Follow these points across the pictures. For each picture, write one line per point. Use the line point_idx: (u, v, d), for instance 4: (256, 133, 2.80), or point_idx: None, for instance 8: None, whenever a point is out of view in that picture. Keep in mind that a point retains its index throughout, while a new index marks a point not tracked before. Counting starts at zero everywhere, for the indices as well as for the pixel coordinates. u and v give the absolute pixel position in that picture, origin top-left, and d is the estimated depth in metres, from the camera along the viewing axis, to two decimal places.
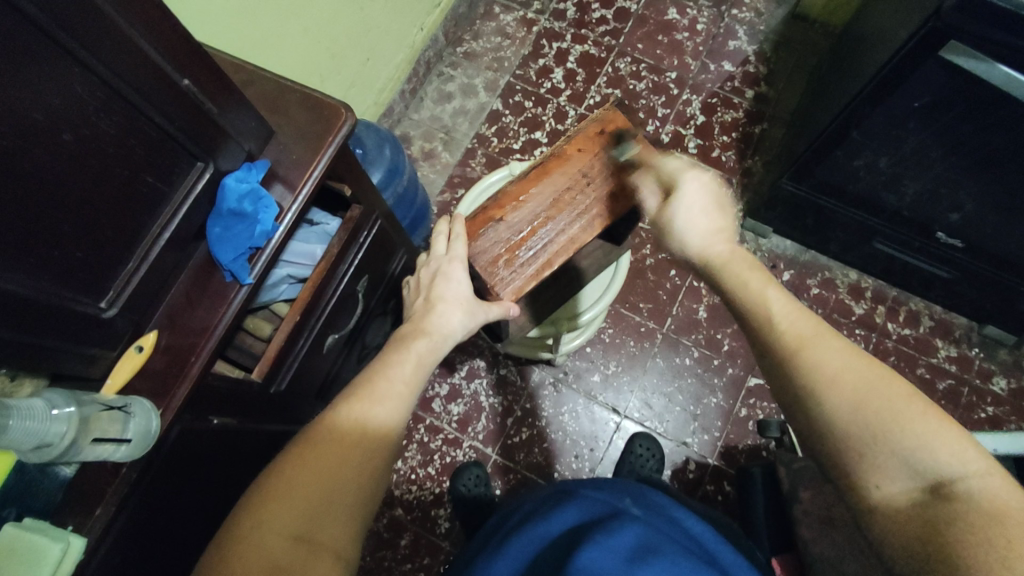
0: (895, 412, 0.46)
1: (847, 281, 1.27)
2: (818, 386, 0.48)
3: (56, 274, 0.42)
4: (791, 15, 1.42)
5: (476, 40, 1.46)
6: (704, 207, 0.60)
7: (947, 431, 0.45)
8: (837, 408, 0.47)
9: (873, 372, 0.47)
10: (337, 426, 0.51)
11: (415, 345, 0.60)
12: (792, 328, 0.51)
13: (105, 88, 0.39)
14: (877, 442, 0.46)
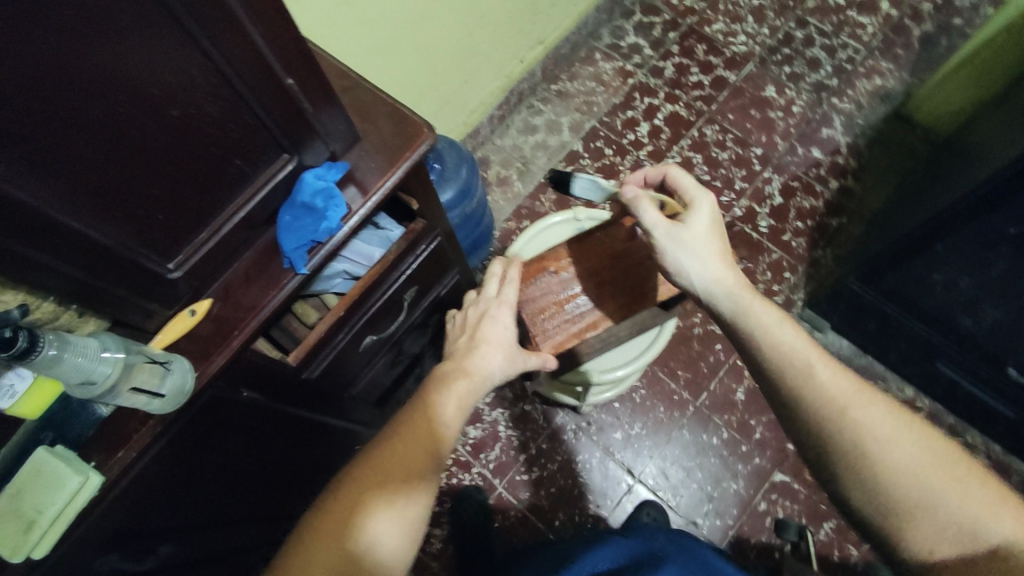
0: (947, 474, 0.51)
1: (901, 396, 1.21)
2: (868, 445, 0.53)
3: (135, 230, 0.45)
4: (894, 115, 1.38)
5: (571, 81, 1.49)
6: (709, 232, 0.64)
7: (985, 494, 0.50)
8: (889, 465, 0.52)
9: (916, 434, 0.53)
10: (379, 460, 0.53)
11: (456, 384, 0.60)
12: (835, 384, 0.56)
13: (218, 76, 0.43)
14: (930, 504, 0.50)
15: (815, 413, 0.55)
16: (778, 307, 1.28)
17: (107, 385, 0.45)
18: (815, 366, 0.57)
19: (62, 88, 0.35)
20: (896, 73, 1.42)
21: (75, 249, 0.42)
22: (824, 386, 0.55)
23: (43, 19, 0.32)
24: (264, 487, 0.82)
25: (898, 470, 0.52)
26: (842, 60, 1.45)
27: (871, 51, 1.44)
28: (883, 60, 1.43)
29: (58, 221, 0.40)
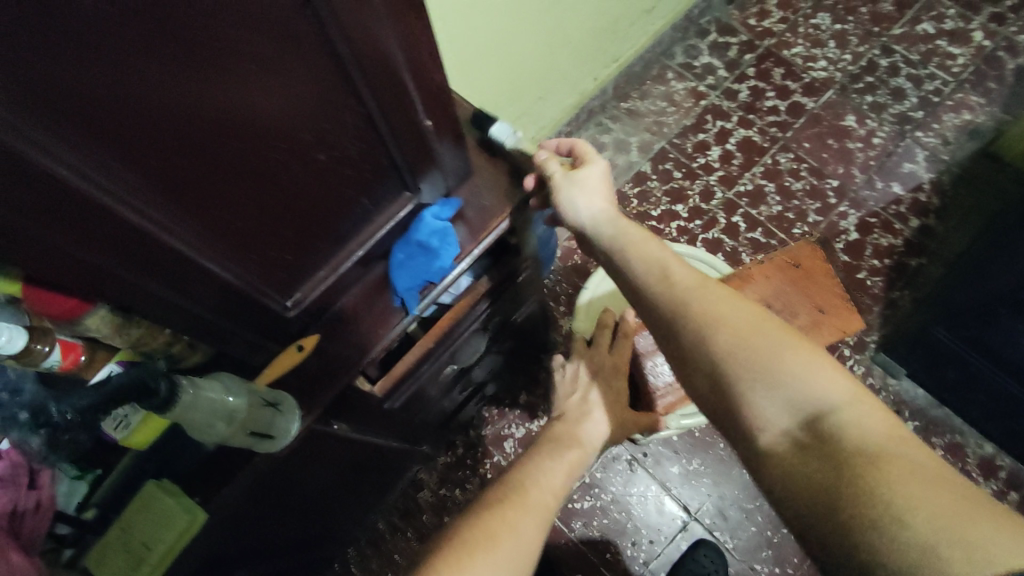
0: (741, 338, 0.49)
1: (979, 452, 1.15)
2: (712, 337, 0.50)
3: (261, 267, 0.45)
4: (983, 153, 1.32)
5: (642, 99, 1.46)
6: (602, 185, 0.59)
7: (807, 362, 0.48)
8: (718, 347, 0.49)
9: (805, 351, 0.48)
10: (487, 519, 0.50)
11: (570, 454, 0.61)
12: (682, 276, 0.53)
13: (365, 120, 0.42)
14: (749, 387, 0.48)
15: (707, 336, 0.50)
16: (850, 348, 1.23)
17: (231, 430, 0.45)
18: (668, 265, 0.54)
19: (222, 128, 0.34)
20: (986, 108, 1.35)
21: (206, 284, 0.42)
22: (670, 277, 0.53)
23: (222, 64, 0.32)
24: (332, 509, 0.81)
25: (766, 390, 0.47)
26: (928, 91, 1.38)
27: (960, 84, 1.38)
28: (973, 94, 1.37)
29: (190, 257, 0.39)
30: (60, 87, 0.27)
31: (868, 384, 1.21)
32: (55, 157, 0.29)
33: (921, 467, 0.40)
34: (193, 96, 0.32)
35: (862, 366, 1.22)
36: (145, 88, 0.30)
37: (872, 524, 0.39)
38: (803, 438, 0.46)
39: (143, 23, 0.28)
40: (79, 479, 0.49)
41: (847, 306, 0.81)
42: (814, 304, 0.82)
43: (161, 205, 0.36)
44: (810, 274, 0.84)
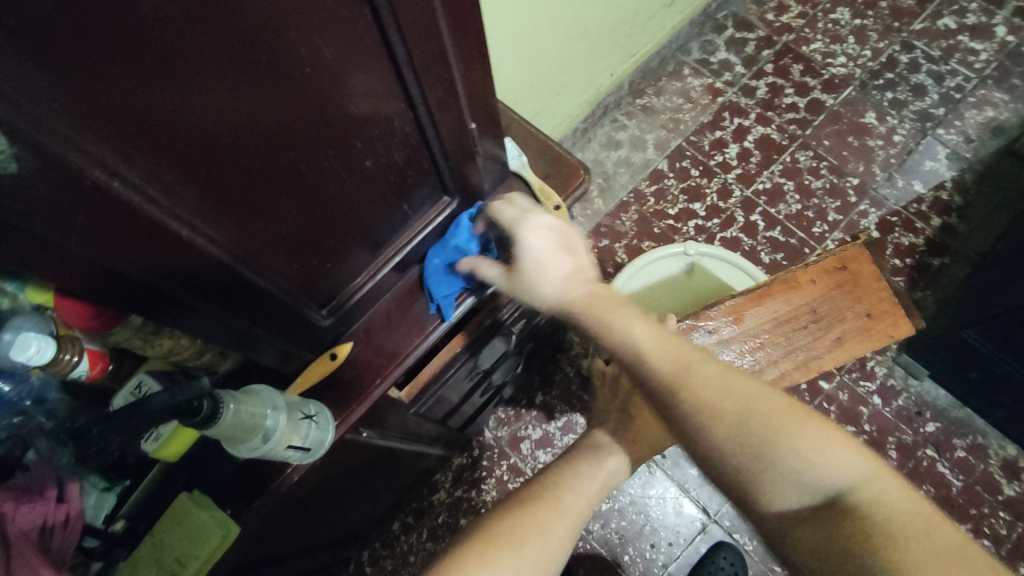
0: (744, 407, 0.45)
1: (1003, 455, 1.13)
2: (706, 419, 0.45)
3: (301, 276, 0.43)
4: (1006, 150, 1.30)
5: (658, 96, 1.44)
6: (557, 250, 0.51)
7: (816, 432, 0.46)
8: (720, 438, 0.45)
9: (818, 424, 0.46)
10: (518, 521, 0.49)
11: (606, 463, 0.61)
12: (662, 351, 0.47)
13: (413, 123, 0.40)
14: (760, 469, 0.44)
15: (721, 433, 0.45)
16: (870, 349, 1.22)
17: (268, 445, 0.43)
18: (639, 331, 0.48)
19: (272, 137, 0.33)
20: (1009, 105, 1.33)
21: (247, 294, 0.41)
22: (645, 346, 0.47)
23: (284, 70, 0.30)
24: (354, 514, 0.80)
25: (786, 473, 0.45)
26: (950, 88, 1.36)
27: (983, 80, 1.36)
28: (996, 90, 1.35)
29: (231, 267, 0.38)
30: (119, 97, 0.26)
31: (889, 385, 1.20)
32: (107, 167, 0.28)
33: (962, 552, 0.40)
34: (248, 105, 0.30)
35: (882, 367, 1.21)
36: (202, 97, 0.28)
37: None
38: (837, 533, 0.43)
39: (212, 29, 0.26)
40: (108, 491, 0.46)
41: (899, 310, 0.73)
42: (861, 311, 0.74)
43: (207, 216, 0.34)
44: (858, 279, 0.75)
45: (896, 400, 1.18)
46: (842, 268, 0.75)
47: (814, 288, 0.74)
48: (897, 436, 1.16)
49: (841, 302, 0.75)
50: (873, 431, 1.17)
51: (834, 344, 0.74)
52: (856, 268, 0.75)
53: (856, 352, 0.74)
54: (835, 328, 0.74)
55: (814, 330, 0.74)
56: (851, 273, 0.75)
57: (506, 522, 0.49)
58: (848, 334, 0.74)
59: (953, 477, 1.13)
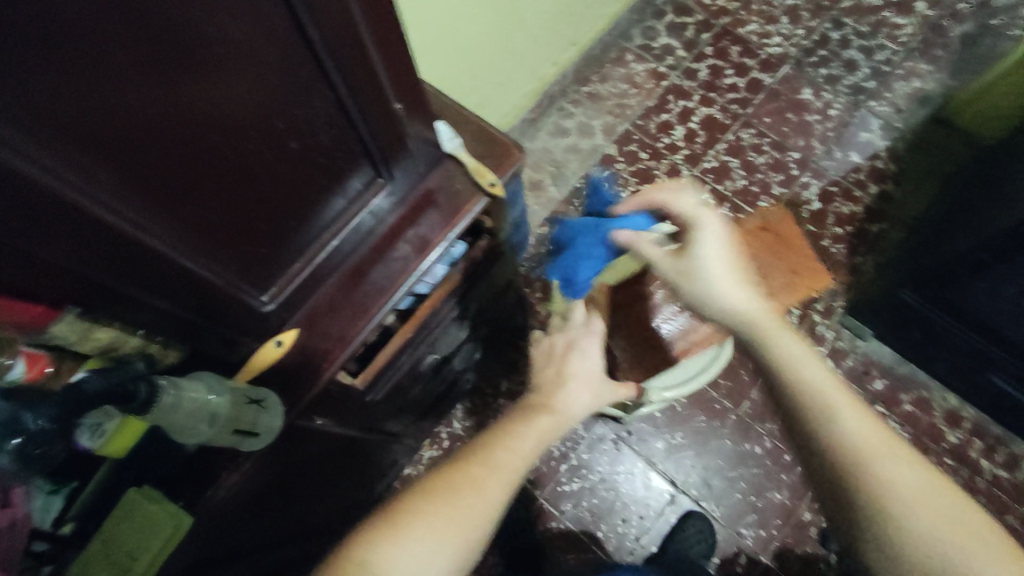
0: (886, 456, 0.53)
1: (945, 405, 1.20)
2: (868, 466, 0.53)
3: (236, 263, 0.44)
4: (934, 118, 1.37)
5: (604, 82, 1.47)
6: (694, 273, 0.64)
7: (930, 485, 0.52)
8: (873, 477, 0.52)
9: (925, 475, 0.53)
10: (442, 497, 0.52)
11: (542, 420, 0.59)
12: (860, 430, 0.54)
13: (337, 107, 0.41)
14: (903, 519, 0.51)
15: (867, 475, 0.53)
16: (818, 314, 1.27)
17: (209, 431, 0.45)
18: (836, 407, 0.56)
19: (191, 122, 0.33)
20: (934, 75, 1.40)
21: (181, 283, 0.41)
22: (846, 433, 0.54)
23: (200, 57, 0.31)
24: (321, 506, 0.80)
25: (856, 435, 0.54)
26: (879, 62, 1.43)
27: (909, 53, 1.42)
28: (921, 62, 1.41)
29: (167, 256, 0.38)
30: (30, 88, 0.26)
31: (838, 348, 1.25)
32: (28, 158, 0.28)
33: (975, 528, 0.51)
34: (164, 92, 0.31)
35: (831, 331, 1.26)
36: (113, 85, 0.29)
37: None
38: (875, 483, 0.52)
39: (123, 17, 0.27)
40: (55, 493, 0.46)
41: (821, 266, 0.73)
42: (789, 268, 0.74)
43: (136, 205, 0.35)
44: (785, 239, 0.76)
45: (846, 361, 1.24)
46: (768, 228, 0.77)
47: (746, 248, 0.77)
48: None
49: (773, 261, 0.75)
50: None
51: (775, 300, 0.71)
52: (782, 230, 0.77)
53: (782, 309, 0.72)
54: (773, 283, 0.72)
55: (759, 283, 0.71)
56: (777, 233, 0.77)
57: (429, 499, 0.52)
58: (782, 290, 0.72)
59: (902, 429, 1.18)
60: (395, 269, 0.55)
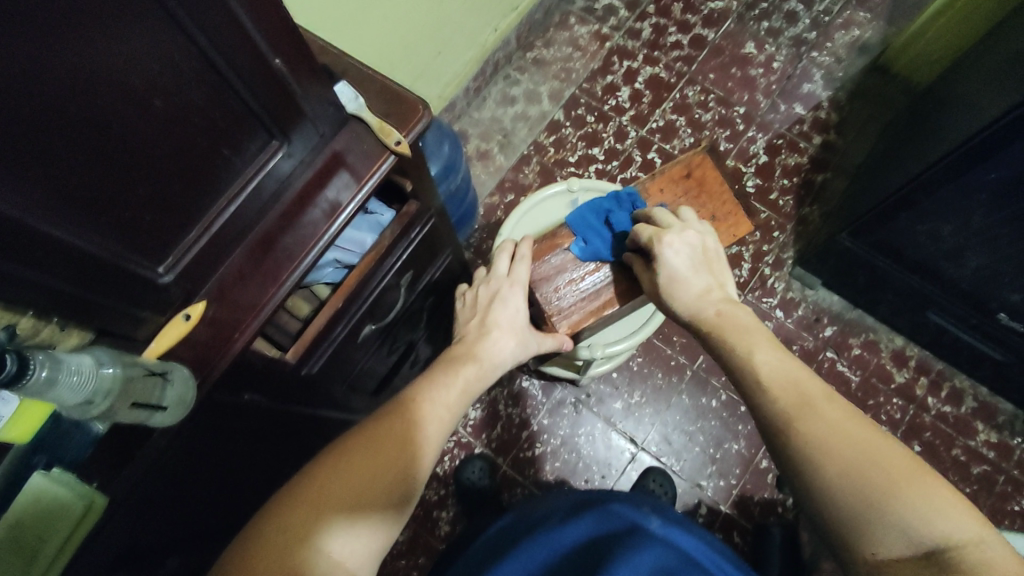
0: (862, 438, 0.46)
1: (892, 346, 1.23)
2: (838, 444, 0.46)
3: (121, 234, 0.42)
4: (872, 66, 1.38)
5: (547, 47, 1.45)
6: (696, 268, 0.62)
7: (914, 475, 0.44)
8: (841, 462, 0.46)
9: (909, 467, 0.44)
10: (364, 456, 0.51)
11: (465, 369, 0.64)
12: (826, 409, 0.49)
13: (202, 59, 0.40)
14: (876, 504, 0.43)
15: (841, 458, 0.46)
16: (769, 267, 1.28)
17: (107, 405, 0.42)
18: (810, 400, 0.50)
19: (39, 84, 0.32)
20: (872, 23, 1.41)
21: (65, 261, 0.39)
22: (817, 413, 0.49)
23: (35, 14, 0.29)
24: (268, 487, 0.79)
25: (770, 367, 0.54)
26: (819, 13, 1.43)
27: (847, 2, 1.43)
28: (859, 11, 1.42)
29: (44, 232, 0.37)
30: None
31: (789, 298, 1.27)
32: None
33: (901, 457, 0.45)
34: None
35: (782, 282, 1.27)
36: None
37: (869, 500, 0.44)
38: (790, 404, 0.50)
39: None
40: None
41: (740, 210, 0.72)
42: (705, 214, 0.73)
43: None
44: (702, 184, 0.74)
45: (797, 310, 1.26)
46: (687, 175, 0.74)
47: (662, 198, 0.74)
48: (800, 343, 1.23)
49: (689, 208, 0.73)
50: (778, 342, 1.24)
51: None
52: (700, 175, 0.74)
53: None
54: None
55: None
56: (697, 179, 0.74)
57: (357, 455, 0.51)
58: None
59: (851, 373, 1.21)
60: (305, 234, 0.55)
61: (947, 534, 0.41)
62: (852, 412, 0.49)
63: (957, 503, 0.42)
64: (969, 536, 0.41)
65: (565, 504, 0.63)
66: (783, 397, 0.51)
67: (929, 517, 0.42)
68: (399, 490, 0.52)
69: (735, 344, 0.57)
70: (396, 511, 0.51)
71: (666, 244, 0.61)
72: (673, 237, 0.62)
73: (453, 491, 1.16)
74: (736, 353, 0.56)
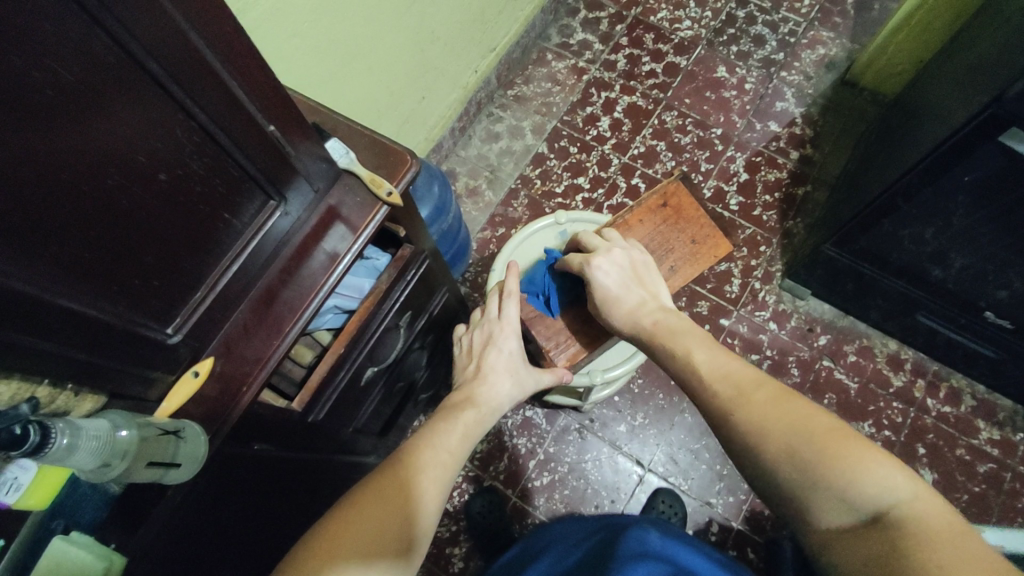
0: (798, 421, 0.50)
1: (886, 350, 1.25)
2: (765, 430, 0.50)
3: (131, 301, 0.44)
4: (841, 82, 1.43)
5: (527, 84, 1.50)
6: (626, 281, 0.65)
7: (853, 449, 0.47)
8: (773, 450, 0.49)
9: (846, 444, 0.47)
10: (390, 492, 0.54)
11: (465, 414, 0.66)
12: (755, 401, 0.52)
13: (202, 133, 0.43)
14: (816, 484, 0.47)
15: (772, 445, 0.49)
16: (759, 281, 1.30)
17: (123, 467, 0.44)
18: (747, 395, 0.53)
19: (55, 171, 0.34)
20: (836, 41, 1.47)
21: (79, 330, 0.41)
22: (749, 408, 0.52)
23: (52, 106, 0.33)
24: (280, 536, 0.79)
25: (707, 364, 0.58)
26: (785, 34, 1.49)
27: (811, 22, 1.49)
28: (823, 30, 1.48)
29: (58, 304, 0.39)
30: None
31: (781, 310, 1.29)
32: None
33: (830, 430, 0.48)
34: (14, 142, 0.32)
35: (773, 295, 1.30)
36: None
37: (806, 480, 0.47)
38: (729, 396, 0.54)
39: None
40: None
41: (719, 232, 0.74)
42: (686, 238, 0.76)
43: (13, 260, 0.35)
44: (679, 212, 0.76)
45: (790, 322, 1.28)
46: (664, 204, 0.77)
47: (642, 228, 0.77)
48: (796, 354, 1.25)
49: (670, 234, 0.77)
50: (774, 355, 1.25)
51: (669, 272, 0.75)
52: (677, 203, 0.77)
53: (687, 278, 0.75)
54: (667, 257, 0.75)
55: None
56: (674, 207, 0.77)
57: (373, 499, 0.53)
58: (679, 261, 0.75)
59: (849, 380, 1.23)
60: (305, 285, 0.58)
61: (878, 498, 0.44)
62: (783, 394, 0.53)
63: (880, 461, 0.45)
64: (898, 495, 0.44)
65: (561, 543, 0.63)
66: (721, 391, 0.55)
67: (857, 483, 0.45)
68: (410, 530, 0.53)
69: (672, 348, 0.61)
70: (411, 547, 0.53)
71: (592, 267, 0.66)
72: (600, 259, 0.66)
73: (464, 526, 1.16)
74: (676, 356, 0.61)
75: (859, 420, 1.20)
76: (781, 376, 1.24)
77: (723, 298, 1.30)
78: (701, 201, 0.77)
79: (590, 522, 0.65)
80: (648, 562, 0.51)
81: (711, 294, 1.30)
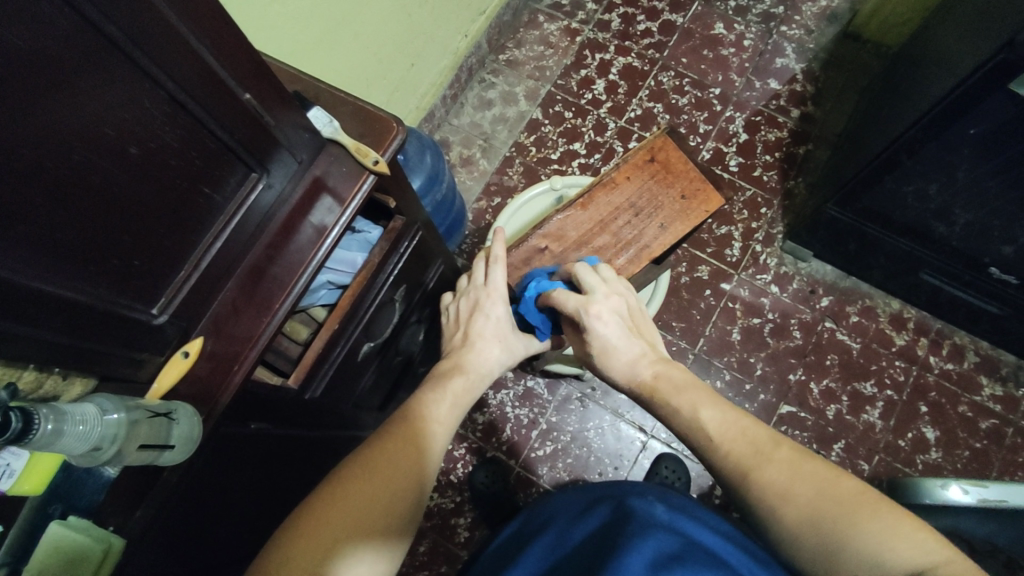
0: (822, 484, 0.49)
1: (889, 310, 1.23)
2: (789, 490, 0.50)
3: (110, 281, 0.43)
4: (843, 35, 1.39)
5: (519, 48, 1.46)
6: (626, 333, 0.64)
7: (886, 520, 0.45)
8: (795, 515, 0.49)
9: (879, 513, 0.46)
10: (397, 457, 0.55)
11: (453, 382, 0.65)
12: (775, 466, 0.51)
13: (173, 102, 0.41)
14: (840, 543, 0.46)
15: (789, 505, 0.49)
16: (759, 244, 1.29)
17: (113, 451, 0.43)
18: (768, 455, 0.52)
19: (14, 146, 0.33)
20: None
21: (59, 312, 0.40)
22: (768, 472, 0.51)
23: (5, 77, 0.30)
24: (283, 513, 0.80)
25: (717, 424, 0.56)
26: None
27: None
28: None
29: (33, 286, 0.37)
30: None
31: (783, 273, 1.27)
32: None
33: (858, 492, 0.48)
34: None
35: (774, 258, 1.28)
36: None
37: (832, 539, 0.46)
38: (744, 458, 0.53)
39: None
40: None
41: (709, 184, 0.73)
42: (677, 194, 0.74)
43: None
44: (668, 166, 0.75)
45: (791, 284, 1.26)
46: (652, 159, 0.75)
47: (629, 186, 0.75)
48: (798, 316, 1.24)
49: (658, 190, 0.75)
50: (776, 318, 1.24)
51: (659, 230, 0.74)
52: (663, 158, 0.75)
53: (678, 235, 0.73)
54: (657, 214, 0.74)
55: (636, 223, 0.74)
56: (661, 163, 0.75)
57: (360, 475, 0.52)
58: (669, 218, 0.73)
59: (852, 340, 1.22)
60: (294, 260, 0.56)
61: (914, 561, 0.43)
62: (801, 455, 0.52)
63: (913, 530, 0.44)
64: (937, 556, 0.43)
65: (560, 516, 0.63)
66: (735, 451, 0.54)
67: (888, 546, 0.44)
68: (413, 498, 0.54)
69: (677, 405, 0.59)
70: (407, 518, 0.54)
71: (592, 316, 0.63)
72: (599, 306, 0.63)
73: (468, 497, 1.16)
74: (679, 415, 0.59)
75: (861, 381, 1.19)
76: (782, 339, 1.23)
77: (723, 262, 1.28)
78: (688, 154, 0.75)
79: (589, 495, 0.65)
80: (656, 537, 0.50)
81: (712, 259, 1.28)
